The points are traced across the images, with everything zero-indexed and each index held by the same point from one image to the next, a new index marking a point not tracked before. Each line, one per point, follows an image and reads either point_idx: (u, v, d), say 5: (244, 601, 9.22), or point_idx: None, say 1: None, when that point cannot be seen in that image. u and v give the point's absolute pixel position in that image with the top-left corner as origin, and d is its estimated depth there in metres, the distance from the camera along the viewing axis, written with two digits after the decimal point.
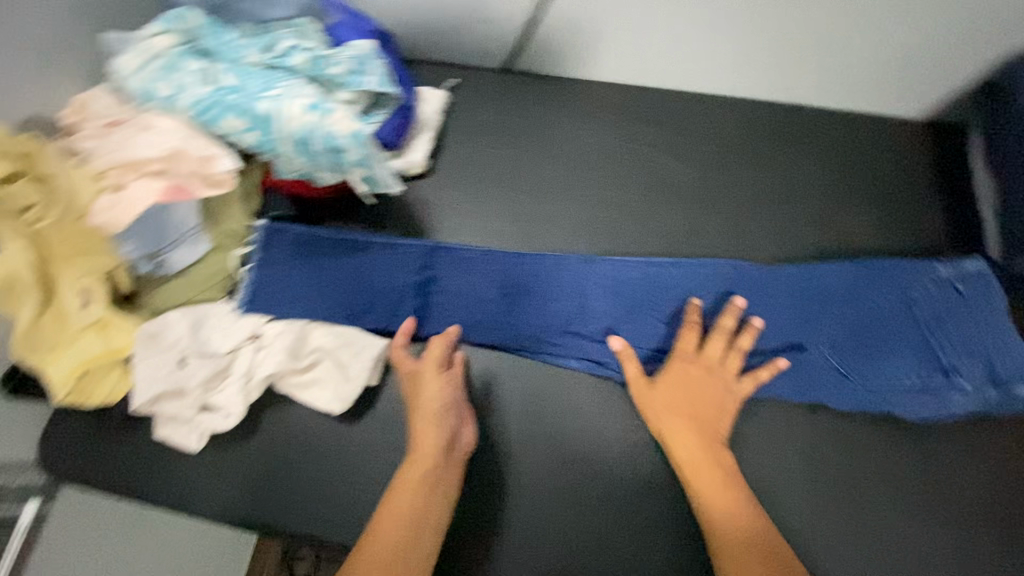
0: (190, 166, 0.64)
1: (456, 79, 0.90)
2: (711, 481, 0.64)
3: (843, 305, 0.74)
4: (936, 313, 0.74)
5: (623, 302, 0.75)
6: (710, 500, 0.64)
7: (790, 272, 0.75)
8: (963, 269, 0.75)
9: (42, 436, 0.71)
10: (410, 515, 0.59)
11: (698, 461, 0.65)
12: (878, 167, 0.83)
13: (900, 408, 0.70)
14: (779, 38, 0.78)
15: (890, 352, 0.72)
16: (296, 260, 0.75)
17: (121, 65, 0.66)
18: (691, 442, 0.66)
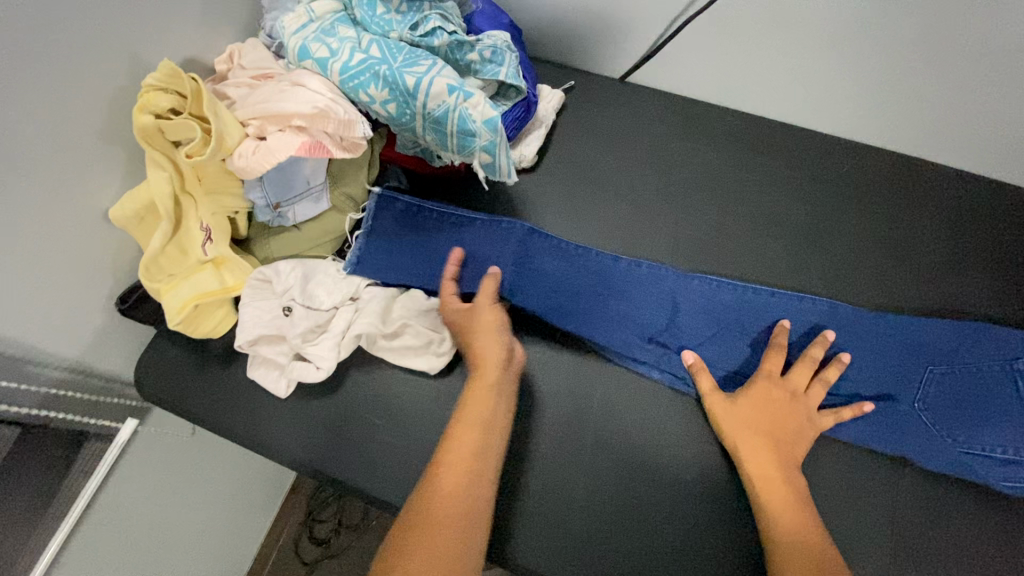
0: (332, 127, 0.67)
1: (573, 81, 0.91)
2: (777, 486, 0.64)
3: (938, 361, 0.72)
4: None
5: (712, 320, 0.75)
6: (774, 502, 0.63)
7: (890, 320, 0.74)
8: None
9: (143, 356, 0.75)
10: (484, 418, 0.62)
11: (765, 467, 0.65)
12: (999, 231, 0.80)
13: (986, 476, 0.68)
14: (909, 85, 0.78)
15: (982, 419, 0.70)
16: (400, 229, 0.78)
17: (283, 24, 0.71)
18: (761, 447, 0.66)
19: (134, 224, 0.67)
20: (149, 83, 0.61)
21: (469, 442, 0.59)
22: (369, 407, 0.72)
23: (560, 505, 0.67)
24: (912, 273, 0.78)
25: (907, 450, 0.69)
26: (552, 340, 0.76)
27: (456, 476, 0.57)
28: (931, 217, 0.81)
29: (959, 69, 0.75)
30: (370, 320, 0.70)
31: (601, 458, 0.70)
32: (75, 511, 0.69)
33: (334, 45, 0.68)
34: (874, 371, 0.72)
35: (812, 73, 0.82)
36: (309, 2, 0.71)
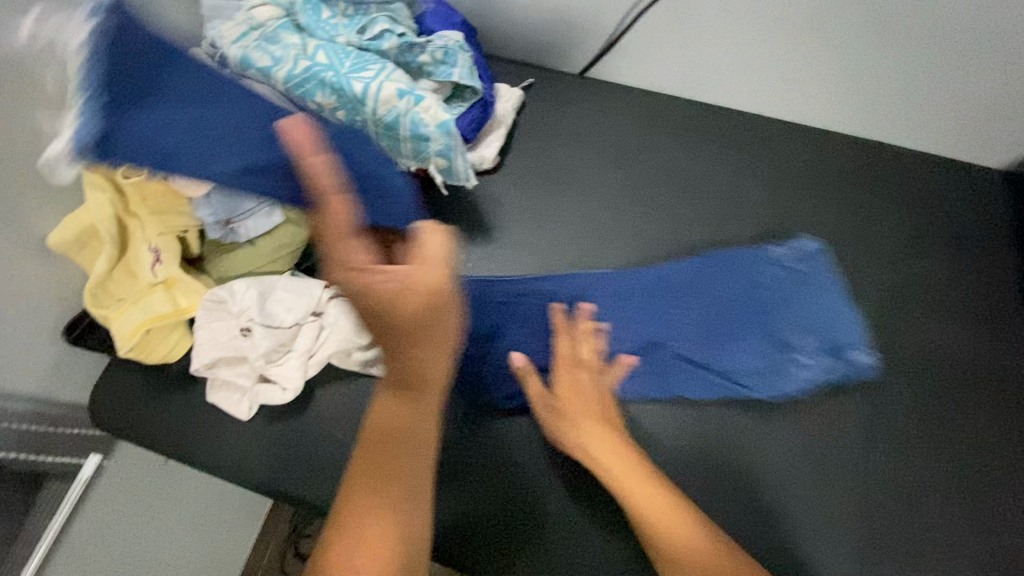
0: (279, 137, 0.66)
1: (531, 78, 0.90)
2: (639, 481, 0.61)
3: (685, 297, 0.75)
4: (779, 297, 0.75)
5: (501, 316, 0.74)
6: (640, 490, 0.61)
7: (651, 276, 0.77)
8: (800, 248, 0.78)
9: (98, 386, 0.72)
10: (409, 445, 0.50)
11: (626, 469, 0.62)
12: (953, 210, 0.81)
13: (749, 387, 0.70)
14: (858, 66, 0.79)
15: (734, 342, 0.73)
16: (185, 104, 0.62)
17: (222, 33, 0.68)
18: (601, 445, 0.64)
19: (75, 249, 0.64)
20: (80, 103, 0.60)
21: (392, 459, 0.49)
22: (337, 423, 0.69)
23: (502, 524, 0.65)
24: (874, 257, 0.78)
25: (880, 431, 0.69)
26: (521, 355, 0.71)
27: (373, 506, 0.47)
28: (885, 198, 0.81)
29: (906, 53, 0.75)
30: (342, 336, 0.69)
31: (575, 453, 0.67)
32: (39, 554, 0.67)
33: (277, 53, 0.66)
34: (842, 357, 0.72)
35: (765, 62, 0.82)
36: (249, 9, 0.69)
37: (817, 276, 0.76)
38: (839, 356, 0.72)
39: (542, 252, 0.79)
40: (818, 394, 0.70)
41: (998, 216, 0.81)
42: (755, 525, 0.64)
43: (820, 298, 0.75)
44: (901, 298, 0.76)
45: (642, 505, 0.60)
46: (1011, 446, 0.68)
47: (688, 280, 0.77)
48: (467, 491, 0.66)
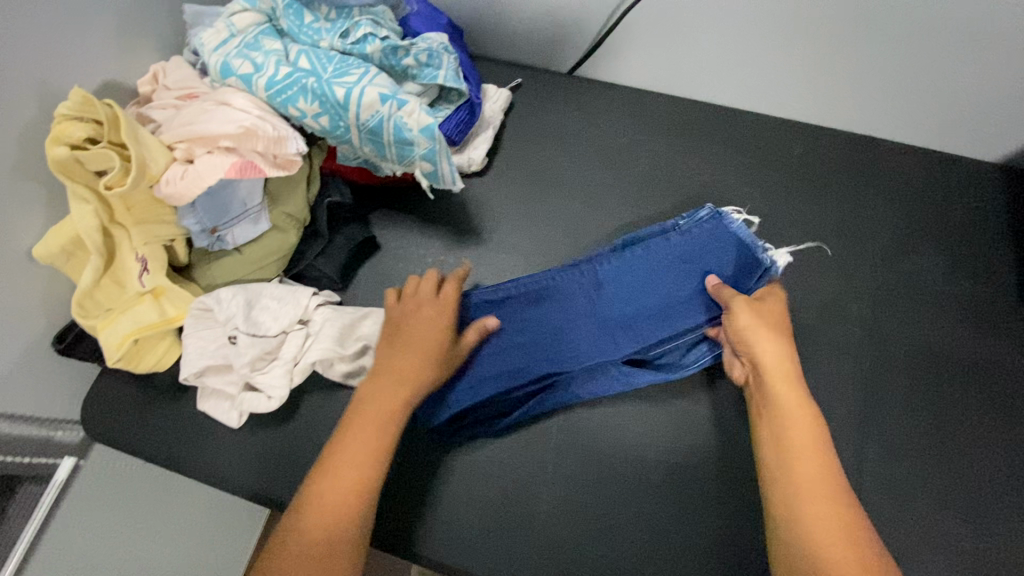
0: (262, 146, 0.64)
1: (520, 78, 0.89)
2: (806, 448, 0.57)
3: (554, 303, 0.72)
4: (694, 249, 0.72)
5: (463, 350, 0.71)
6: (805, 473, 0.55)
7: (592, 270, 0.72)
8: (693, 218, 0.73)
9: (89, 394, 0.73)
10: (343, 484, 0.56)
11: (808, 449, 0.57)
12: (949, 208, 0.79)
13: (634, 376, 0.69)
14: (848, 61, 0.77)
15: (610, 333, 0.70)
16: (701, 223, 0.73)
17: (202, 41, 0.68)
18: (801, 423, 0.58)
19: (62, 259, 0.64)
20: (60, 114, 0.58)
21: (351, 473, 0.57)
22: (326, 429, 0.70)
23: (550, 541, 0.64)
24: (867, 253, 0.77)
25: (873, 432, 0.68)
26: (571, 406, 0.69)
27: (331, 506, 0.55)
28: (877, 192, 0.80)
29: (896, 46, 0.73)
30: (327, 345, 0.68)
31: (563, 464, 0.67)
32: (16, 555, 0.67)
33: (259, 59, 0.66)
34: (833, 356, 0.72)
35: (755, 57, 0.80)
36: (230, 16, 0.69)
37: (729, 231, 0.72)
38: None
39: (530, 253, 0.79)
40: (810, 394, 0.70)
41: (994, 210, 0.79)
42: (745, 529, 0.63)
43: (704, 262, 0.71)
44: (893, 297, 0.75)
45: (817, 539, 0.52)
46: (1009, 449, 0.67)
47: (586, 286, 0.72)
48: (466, 512, 0.65)
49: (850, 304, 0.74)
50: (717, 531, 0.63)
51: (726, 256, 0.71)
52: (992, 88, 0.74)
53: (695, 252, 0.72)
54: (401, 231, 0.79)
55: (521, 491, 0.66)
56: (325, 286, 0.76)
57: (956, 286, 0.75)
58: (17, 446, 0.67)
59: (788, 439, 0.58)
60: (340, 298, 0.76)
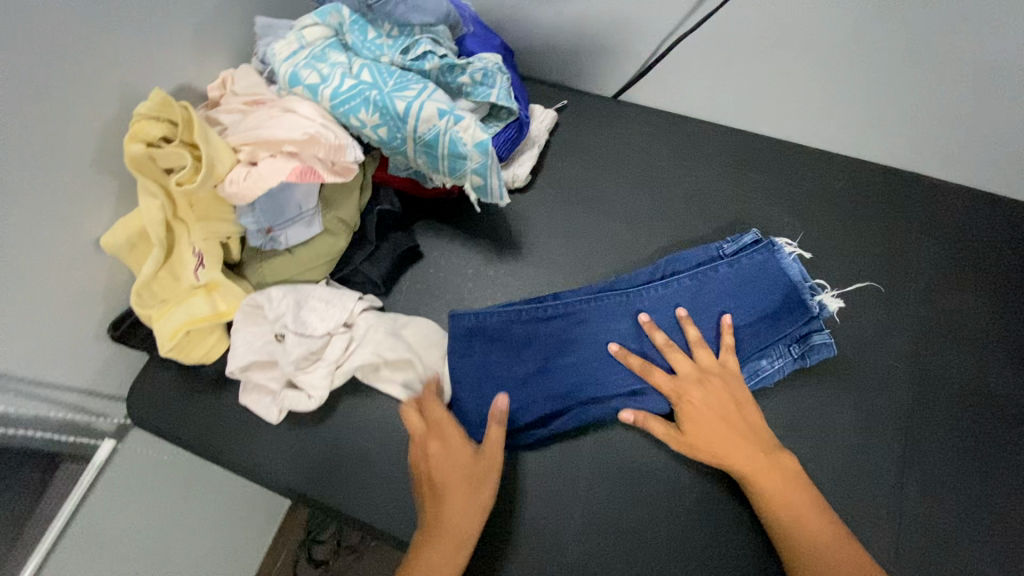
0: (322, 152, 0.67)
1: (565, 100, 0.92)
2: (748, 460, 0.62)
3: (595, 324, 0.71)
4: (738, 283, 0.71)
5: (505, 360, 0.71)
6: (756, 475, 0.61)
7: (636, 295, 0.72)
8: (742, 243, 0.74)
9: (136, 382, 0.75)
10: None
11: (748, 458, 0.62)
12: (994, 249, 0.79)
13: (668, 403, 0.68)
14: (895, 97, 0.78)
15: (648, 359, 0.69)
16: (744, 252, 0.73)
17: (274, 51, 0.71)
18: (736, 441, 0.63)
19: (126, 250, 0.67)
20: (140, 114, 0.62)
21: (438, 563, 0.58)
22: (362, 430, 0.71)
23: (581, 558, 0.64)
24: (908, 289, 0.77)
25: (913, 470, 0.67)
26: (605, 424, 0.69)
27: None
28: (918, 229, 0.80)
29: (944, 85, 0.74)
30: (370, 350, 0.70)
31: (596, 479, 0.67)
32: (52, 531, 0.68)
33: (325, 71, 0.69)
34: (872, 389, 0.71)
35: (800, 89, 0.82)
36: (300, 29, 0.72)
37: (778, 266, 0.71)
38: (808, 344, 0.70)
39: (568, 270, 0.80)
40: (847, 428, 0.69)
41: None
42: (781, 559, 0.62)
43: (748, 295, 0.71)
44: (936, 335, 0.74)
45: (820, 549, 0.57)
46: None
47: (628, 311, 0.71)
48: (500, 520, 0.66)
49: (891, 339, 0.74)
50: (752, 559, 0.63)
51: (774, 293, 0.71)
52: None
53: (738, 282, 0.71)
54: (444, 241, 0.81)
55: (552, 506, 0.66)
56: (368, 291, 0.78)
57: (1001, 327, 0.74)
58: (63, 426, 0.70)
59: (725, 457, 0.62)
60: (382, 302, 0.78)
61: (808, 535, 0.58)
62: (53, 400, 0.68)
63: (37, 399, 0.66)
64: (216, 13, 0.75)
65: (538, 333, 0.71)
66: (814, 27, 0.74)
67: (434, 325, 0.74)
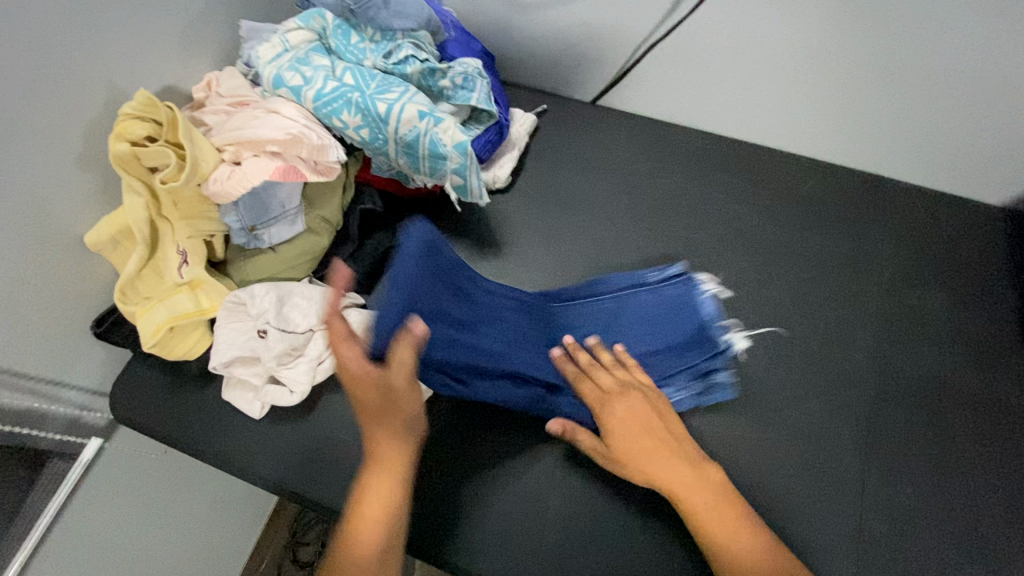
0: (305, 152, 0.69)
1: (545, 104, 0.95)
2: (675, 474, 0.63)
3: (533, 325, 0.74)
4: (652, 314, 0.77)
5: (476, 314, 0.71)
6: (682, 487, 0.62)
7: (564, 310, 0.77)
8: (668, 275, 0.80)
9: (119, 379, 0.76)
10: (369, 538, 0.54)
11: (676, 472, 0.63)
12: (953, 248, 0.82)
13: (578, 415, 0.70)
14: (859, 102, 0.81)
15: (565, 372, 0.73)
16: (664, 284, 0.79)
17: (257, 54, 0.73)
18: (663, 462, 0.63)
19: (109, 247, 0.68)
20: (125, 113, 0.63)
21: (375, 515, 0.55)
22: (345, 425, 0.72)
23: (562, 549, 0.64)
24: (872, 285, 0.80)
25: (875, 460, 0.70)
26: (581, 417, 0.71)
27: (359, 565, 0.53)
28: (881, 228, 0.84)
29: (905, 91, 0.78)
30: None
31: (571, 468, 0.68)
32: (38, 529, 0.67)
33: (308, 74, 0.71)
34: (837, 382, 0.74)
35: (770, 95, 0.85)
36: (284, 33, 0.74)
37: (692, 300, 0.78)
38: (710, 379, 0.73)
39: (548, 269, 0.82)
40: (813, 420, 0.72)
41: (997, 252, 0.82)
42: None
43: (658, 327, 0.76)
44: (899, 331, 0.77)
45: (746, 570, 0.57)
46: (1007, 482, 0.69)
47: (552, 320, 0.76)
48: (478, 509, 0.67)
49: (856, 333, 0.77)
50: None
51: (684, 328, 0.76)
52: (994, 136, 0.78)
53: (652, 312, 0.77)
54: None
55: (532, 497, 0.67)
56: None
57: (958, 321, 0.78)
58: (49, 421, 0.70)
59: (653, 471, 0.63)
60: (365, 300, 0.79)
61: (728, 547, 0.59)
62: (37, 393, 0.68)
63: (21, 392, 0.66)
64: (201, 18, 0.76)
65: (507, 306, 0.73)
66: (781, 36, 0.78)
67: None
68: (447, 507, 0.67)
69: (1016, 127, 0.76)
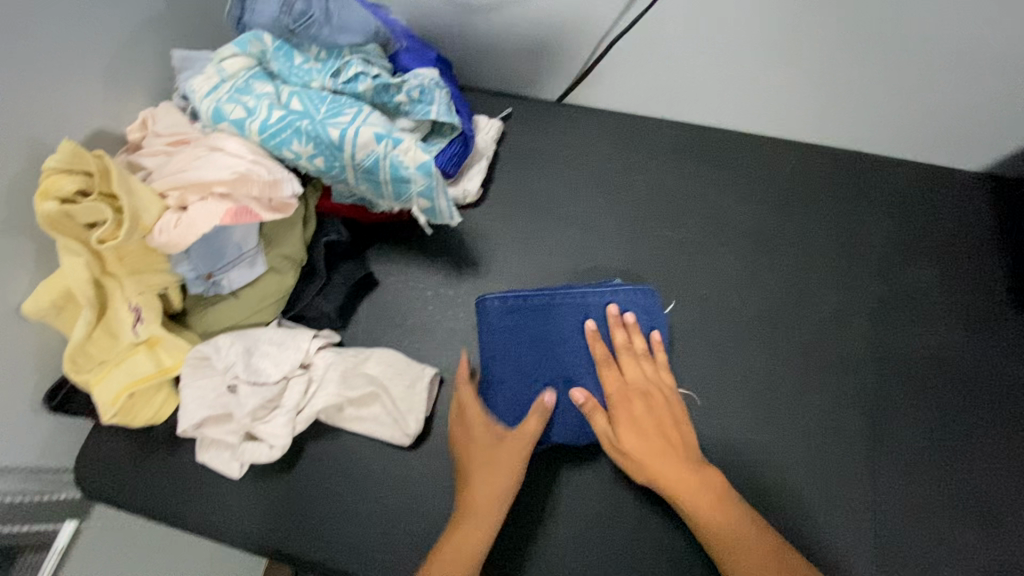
0: (256, 190, 0.63)
1: (510, 108, 0.90)
2: (672, 470, 0.61)
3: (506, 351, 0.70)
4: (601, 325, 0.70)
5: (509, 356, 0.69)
6: (657, 466, 0.61)
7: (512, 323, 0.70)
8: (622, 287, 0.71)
9: (84, 449, 0.71)
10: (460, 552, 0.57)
11: (648, 449, 0.62)
12: (938, 221, 0.80)
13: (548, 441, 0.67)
14: (830, 85, 0.79)
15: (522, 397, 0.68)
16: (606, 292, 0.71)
17: (193, 87, 0.68)
18: (635, 433, 0.63)
19: (52, 315, 0.61)
20: (51, 168, 0.57)
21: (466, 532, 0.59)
22: (332, 474, 0.68)
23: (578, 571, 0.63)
24: (864, 267, 0.78)
25: (882, 448, 0.68)
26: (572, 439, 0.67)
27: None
28: (865, 207, 0.81)
29: (874, 66, 0.75)
30: (332, 390, 0.67)
31: (615, 497, 0.66)
32: None
33: (250, 104, 0.66)
34: (837, 370, 0.72)
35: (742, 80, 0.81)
36: (220, 61, 0.68)
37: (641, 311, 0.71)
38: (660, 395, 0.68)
39: (529, 283, 0.78)
40: (816, 415, 0.70)
41: (982, 217, 0.80)
42: None
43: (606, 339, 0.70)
44: (893, 311, 0.75)
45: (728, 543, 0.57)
46: (1010, 457, 0.67)
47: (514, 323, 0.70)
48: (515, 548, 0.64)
49: (851, 321, 0.75)
50: None
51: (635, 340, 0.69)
52: (975, 105, 0.76)
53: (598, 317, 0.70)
54: (399, 266, 0.79)
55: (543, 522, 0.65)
56: (325, 325, 0.75)
57: (947, 296, 0.76)
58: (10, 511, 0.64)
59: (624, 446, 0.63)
60: (339, 336, 0.75)
61: (727, 536, 0.57)
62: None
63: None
64: (128, 52, 0.70)
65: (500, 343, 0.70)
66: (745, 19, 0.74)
67: (398, 356, 0.71)
68: (496, 552, 0.63)
69: (996, 93, 0.74)
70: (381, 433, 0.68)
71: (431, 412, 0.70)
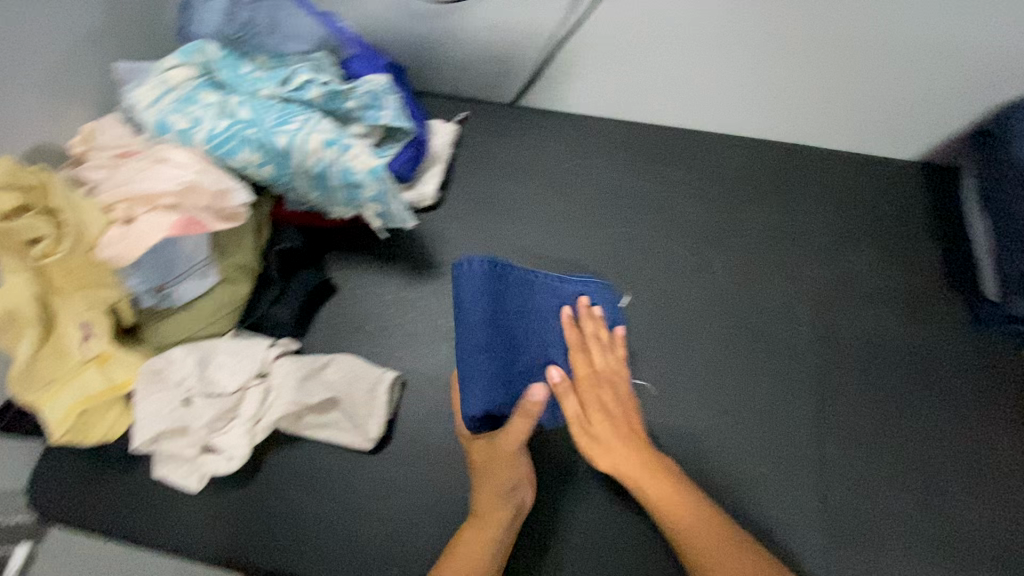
0: (205, 200, 0.62)
1: (466, 112, 0.91)
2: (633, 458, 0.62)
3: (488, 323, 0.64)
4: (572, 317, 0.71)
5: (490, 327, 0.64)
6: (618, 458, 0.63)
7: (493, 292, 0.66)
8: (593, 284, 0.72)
9: (37, 470, 0.69)
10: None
11: (610, 440, 0.63)
12: (878, 209, 0.84)
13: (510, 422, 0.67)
14: (770, 82, 0.82)
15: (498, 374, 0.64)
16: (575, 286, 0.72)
17: (137, 98, 0.67)
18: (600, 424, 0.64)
19: None
20: None
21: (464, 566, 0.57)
22: (294, 482, 0.68)
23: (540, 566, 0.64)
24: (810, 255, 0.81)
25: (830, 428, 0.71)
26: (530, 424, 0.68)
27: None
28: (809, 198, 0.84)
29: (809, 62, 0.78)
30: (290, 399, 0.67)
31: (574, 489, 0.67)
32: None
33: (196, 114, 0.66)
34: (786, 356, 0.75)
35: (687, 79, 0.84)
36: (163, 71, 0.68)
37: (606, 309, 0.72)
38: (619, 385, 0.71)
39: None
40: (768, 400, 0.72)
41: (918, 204, 0.84)
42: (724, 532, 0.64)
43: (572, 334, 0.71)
44: (837, 296, 0.78)
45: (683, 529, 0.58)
46: (948, 431, 0.71)
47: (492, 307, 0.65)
48: None
49: (798, 307, 0.78)
50: None
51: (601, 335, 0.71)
52: (904, 97, 0.79)
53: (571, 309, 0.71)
54: (358, 272, 0.79)
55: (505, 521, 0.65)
56: (283, 334, 0.74)
57: (887, 280, 0.79)
58: None
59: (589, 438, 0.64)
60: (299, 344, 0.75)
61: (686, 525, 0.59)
62: None
63: None
64: (70, 66, 0.69)
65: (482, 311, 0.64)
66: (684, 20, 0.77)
67: (358, 361, 0.71)
68: None
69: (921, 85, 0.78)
70: (342, 438, 0.68)
71: (393, 415, 0.71)
